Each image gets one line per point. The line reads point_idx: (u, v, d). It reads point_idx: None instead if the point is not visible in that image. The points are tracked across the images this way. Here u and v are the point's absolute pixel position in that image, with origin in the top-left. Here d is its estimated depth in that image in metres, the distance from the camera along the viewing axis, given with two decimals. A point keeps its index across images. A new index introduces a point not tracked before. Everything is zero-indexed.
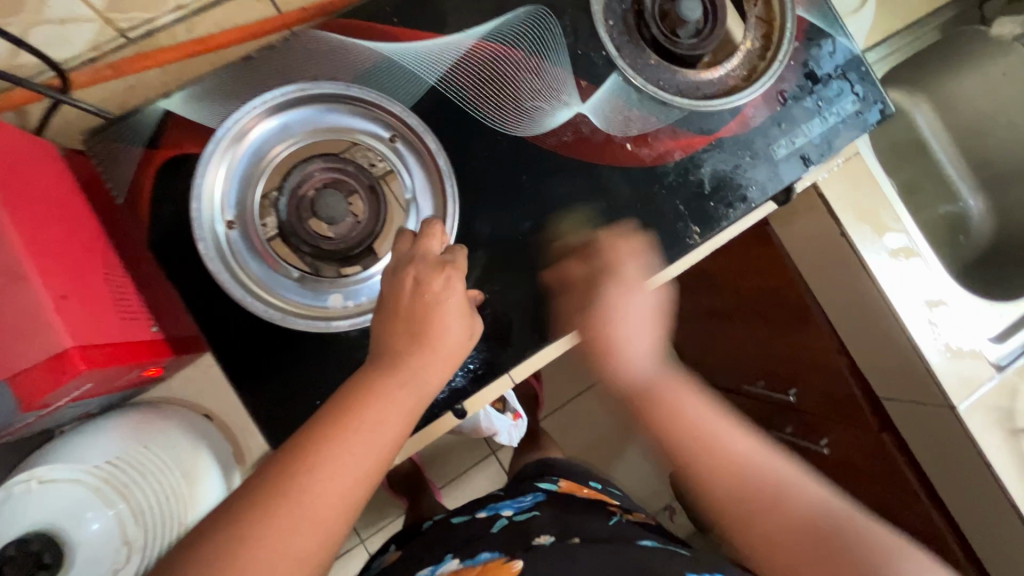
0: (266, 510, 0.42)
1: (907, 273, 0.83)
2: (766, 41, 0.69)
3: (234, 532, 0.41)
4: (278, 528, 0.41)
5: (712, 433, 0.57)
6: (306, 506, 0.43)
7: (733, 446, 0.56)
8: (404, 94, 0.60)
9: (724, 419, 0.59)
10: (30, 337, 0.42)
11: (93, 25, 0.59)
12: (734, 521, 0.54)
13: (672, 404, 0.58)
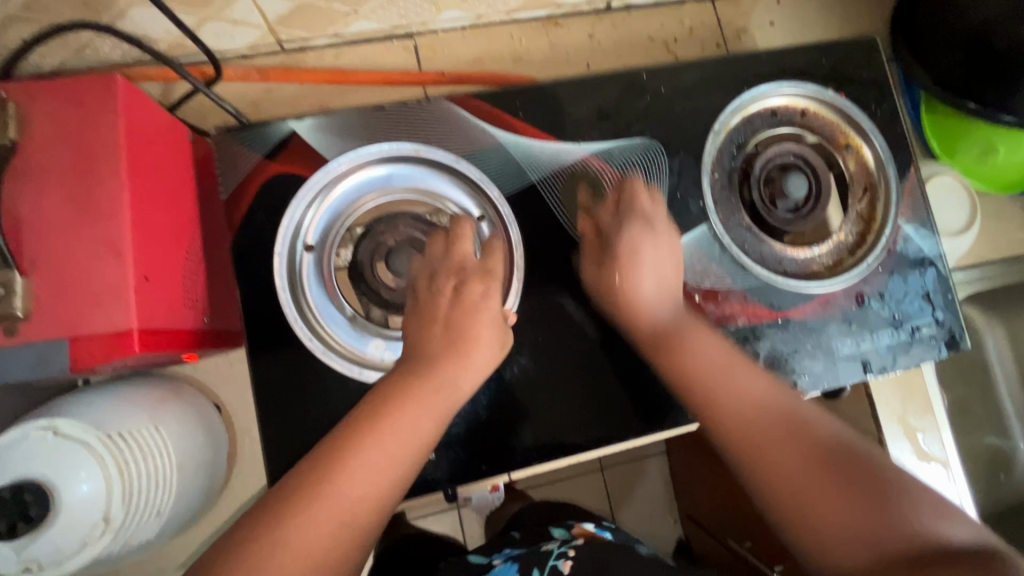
0: (295, 506, 0.42)
1: None
2: (860, 238, 0.69)
3: (276, 535, 0.41)
4: (317, 522, 0.42)
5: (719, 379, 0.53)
6: (341, 506, 0.44)
7: (719, 363, 0.54)
8: (504, 182, 0.63)
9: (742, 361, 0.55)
10: (107, 307, 0.45)
11: (259, 31, 0.68)
12: (780, 491, 0.47)
13: (715, 398, 0.52)
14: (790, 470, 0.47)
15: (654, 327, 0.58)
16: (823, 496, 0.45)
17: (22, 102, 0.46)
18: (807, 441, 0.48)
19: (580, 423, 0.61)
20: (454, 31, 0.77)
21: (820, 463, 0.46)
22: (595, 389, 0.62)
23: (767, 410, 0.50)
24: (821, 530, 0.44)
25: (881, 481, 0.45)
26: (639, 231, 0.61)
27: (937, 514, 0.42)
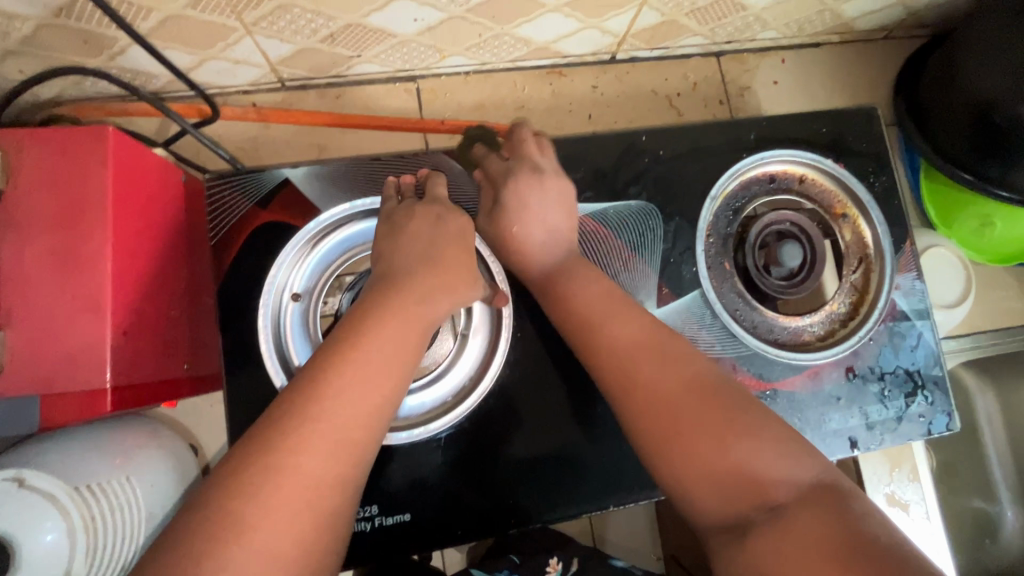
0: (275, 460, 0.39)
1: None
2: (853, 309, 0.69)
3: (239, 519, 0.37)
4: (290, 497, 0.38)
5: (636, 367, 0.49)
6: (306, 484, 0.39)
7: (636, 342, 0.51)
8: (496, 239, 0.62)
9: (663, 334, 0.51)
10: (81, 362, 0.44)
11: (260, 70, 0.67)
12: (659, 435, 0.46)
13: (594, 343, 0.52)
14: (662, 397, 0.47)
15: (540, 272, 0.59)
16: (697, 435, 0.45)
17: (11, 152, 0.46)
18: (677, 385, 0.47)
19: (560, 489, 0.60)
20: (457, 77, 0.77)
21: (679, 394, 0.47)
22: (579, 455, 0.60)
23: (644, 345, 0.50)
24: (695, 467, 0.44)
25: (730, 409, 0.46)
26: (527, 188, 0.60)
27: (780, 454, 0.43)
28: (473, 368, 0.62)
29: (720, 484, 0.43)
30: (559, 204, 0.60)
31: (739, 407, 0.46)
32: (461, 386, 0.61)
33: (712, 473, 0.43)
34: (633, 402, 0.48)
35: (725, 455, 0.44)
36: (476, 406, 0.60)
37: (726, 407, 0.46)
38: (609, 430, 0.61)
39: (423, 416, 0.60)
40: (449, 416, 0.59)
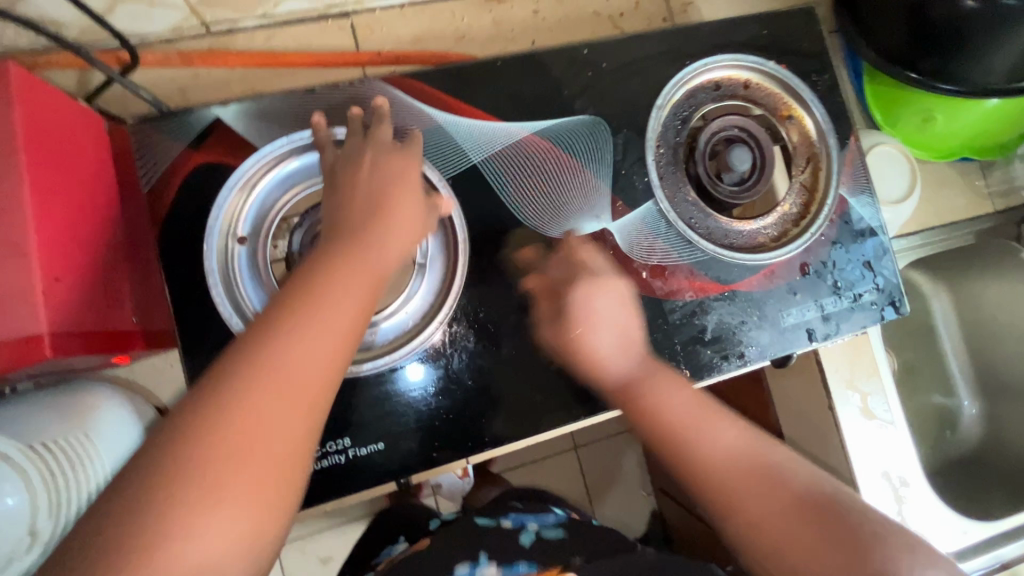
0: (229, 377, 0.38)
1: (877, 443, 0.81)
2: (804, 209, 0.70)
3: (191, 437, 0.36)
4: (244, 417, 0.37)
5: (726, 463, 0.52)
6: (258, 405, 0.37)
7: (719, 440, 0.53)
8: (446, 164, 0.61)
9: (719, 410, 0.56)
10: (9, 310, 0.42)
11: (181, 12, 0.66)
12: (696, 484, 0.52)
13: (690, 442, 0.54)
14: (770, 499, 0.49)
15: (619, 382, 0.59)
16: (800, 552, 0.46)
17: None
18: (784, 488, 0.49)
19: (530, 404, 0.61)
20: (392, 11, 0.74)
21: (778, 511, 0.48)
22: (543, 371, 0.61)
23: (738, 456, 0.52)
24: (790, 560, 0.46)
25: (846, 529, 0.45)
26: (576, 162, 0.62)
27: (918, 560, 0.43)
28: (435, 298, 0.61)
29: None
30: (618, 307, 0.61)
31: (857, 524, 0.46)
32: (425, 315, 0.61)
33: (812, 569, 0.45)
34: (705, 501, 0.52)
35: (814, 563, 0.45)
36: (439, 334, 0.60)
37: (846, 528, 0.45)
38: (595, 358, 0.59)
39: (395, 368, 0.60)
40: (413, 344, 0.59)
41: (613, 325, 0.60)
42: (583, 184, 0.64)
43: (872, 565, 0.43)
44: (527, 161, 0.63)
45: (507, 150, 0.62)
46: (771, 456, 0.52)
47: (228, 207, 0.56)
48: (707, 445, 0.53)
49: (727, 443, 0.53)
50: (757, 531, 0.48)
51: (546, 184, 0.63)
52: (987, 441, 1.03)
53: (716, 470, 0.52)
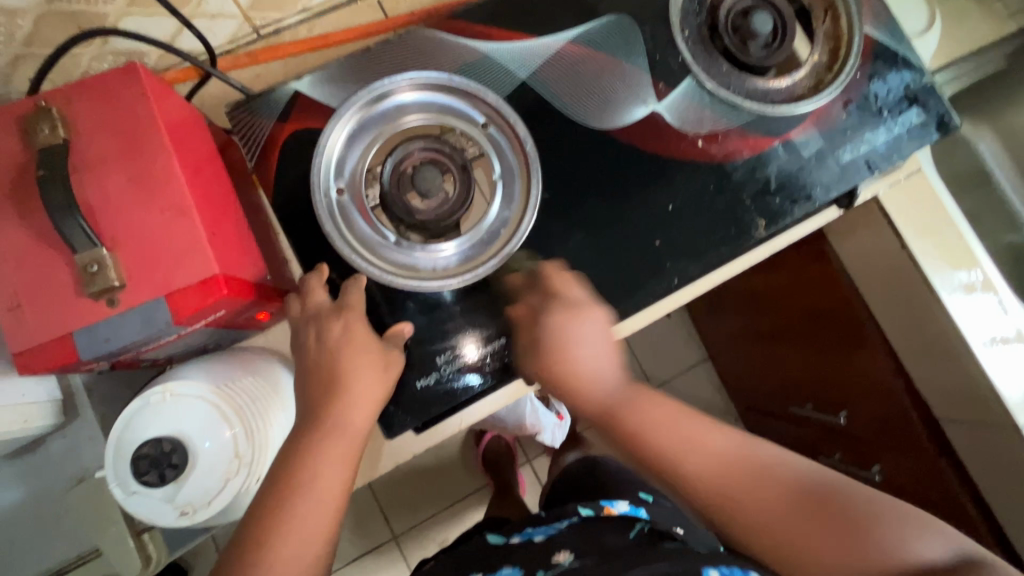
0: None
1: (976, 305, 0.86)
2: (833, 55, 0.74)
3: None
4: None
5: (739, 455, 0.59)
6: None
7: (713, 448, 0.60)
8: (500, 84, 0.67)
9: (702, 414, 0.63)
10: (185, 262, 0.50)
11: (235, 21, 0.72)
12: (716, 499, 0.57)
13: (678, 464, 0.59)
14: (772, 496, 0.56)
15: (607, 404, 0.63)
16: (822, 542, 0.54)
17: (63, 107, 0.51)
18: (781, 482, 0.57)
19: (626, 281, 0.65)
20: None
21: (787, 505, 0.56)
22: (629, 249, 0.66)
23: (726, 463, 0.59)
24: (799, 556, 0.54)
25: (838, 516, 0.54)
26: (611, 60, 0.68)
27: (912, 532, 0.52)
28: (516, 208, 0.67)
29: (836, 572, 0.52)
30: (600, 331, 0.63)
31: (850, 509, 0.54)
32: (510, 224, 0.67)
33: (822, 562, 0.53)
34: (731, 527, 0.57)
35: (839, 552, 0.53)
36: (529, 236, 0.65)
37: (838, 511, 0.55)
38: (578, 367, 0.62)
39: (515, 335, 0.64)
40: (507, 247, 0.64)
41: (597, 342, 0.63)
42: (624, 75, 0.68)
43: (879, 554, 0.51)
44: (568, 69, 0.68)
45: (546, 62, 0.68)
46: (765, 454, 0.59)
47: (322, 163, 0.63)
48: (732, 518, 0.57)
49: (723, 439, 0.61)
50: (758, 533, 0.56)
51: (590, 83, 0.68)
52: None
53: (709, 454, 0.59)
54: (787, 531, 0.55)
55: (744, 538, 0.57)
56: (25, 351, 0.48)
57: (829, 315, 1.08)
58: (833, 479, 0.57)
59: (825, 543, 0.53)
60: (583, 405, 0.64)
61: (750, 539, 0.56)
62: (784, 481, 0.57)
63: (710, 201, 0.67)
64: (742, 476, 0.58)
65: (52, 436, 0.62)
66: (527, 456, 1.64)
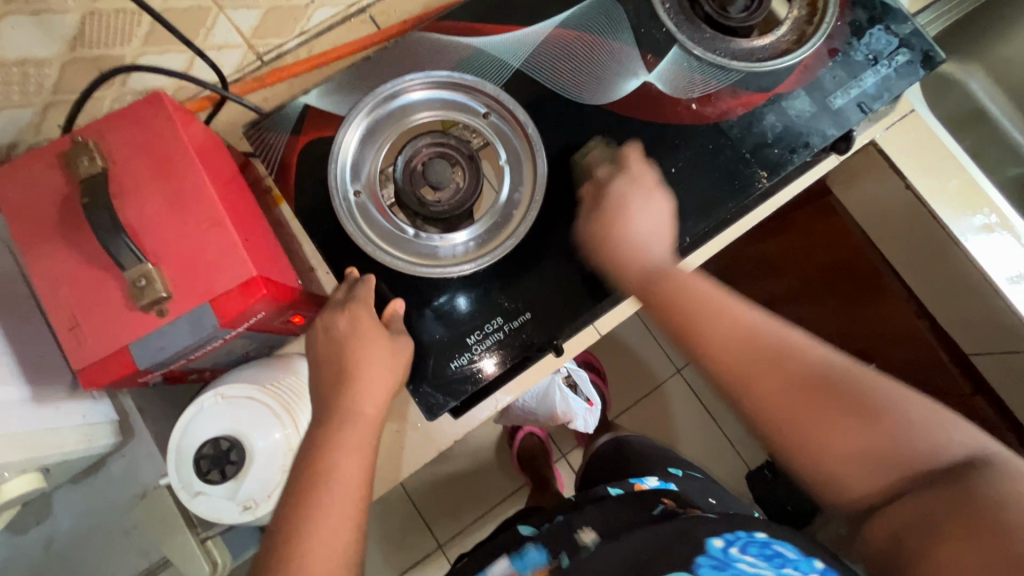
0: None
1: (997, 246, 0.83)
2: (812, 8, 0.76)
3: None
4: None
5: (795, 346, 0.64)
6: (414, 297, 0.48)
7: (734, 321, 0.65)
8: (496, 75, 0.70)
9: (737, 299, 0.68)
10: (225, 267, 0.53)
11: (240, 50, 0.75)
12: (740, 377, 0.63)
13: (711, 333, 0.65)
14: (792, 389, 0.62)
15: (653, 268, 0.67)
16: (828, 433, 0.59)
17: (98, 140, 0.55)
18: (804, 369, 0.62)
19: (639, 247, 0.67)
20: None
21: (789, 390, 0.61)
22: (637, 216, 0.68)
23: (755, 339, 0.64)
24: (831, 457, 0.59)
25: (859, 408, 0.60)
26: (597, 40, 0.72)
27: (937, 426, 0.58)
28: (525, 190, 0.70)
29: (864, 462, 0.58)
30: (661, 216, 0.67)
31: (864, 401, 0.60)
32: (521, 206, 0.69)
33: (850, 456, 0.58)
34: (763, 404, 0.62)
35: (847, 443, 0.59)
36: (540, 214, 0.68)
37: (853, 406, 0.60)
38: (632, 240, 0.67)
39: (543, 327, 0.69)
40: (523, 227, 0.67)
41: (656, 209, 0.67)
42: (611, 52, 0.71)
43: (912, 446, 0.57)
44: (556, 53, 0.71)
45: (535, 49, 0.71)
46: (794, 339, 0.65)
47: (338, 167, 0.66)
48: (793, 354, 0.63)
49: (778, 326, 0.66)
50: (801, 431, 0.60)
51: (578, 63, 0.71)
52: None
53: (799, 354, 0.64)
54: (801, 393, 0.61)
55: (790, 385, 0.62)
56: (85, 367, 0.51)
57: (844, 268, 1.10)
58: (844, 365, 0.63)
59: (841, 442, 0.59)
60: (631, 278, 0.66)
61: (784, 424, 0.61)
62: (812, 369, 0.62)
63: (709, 161, 0.69)
64: (773, 345, 0.64)
65: (111, 457, 0.65)
66: (561, 452, 1.66)
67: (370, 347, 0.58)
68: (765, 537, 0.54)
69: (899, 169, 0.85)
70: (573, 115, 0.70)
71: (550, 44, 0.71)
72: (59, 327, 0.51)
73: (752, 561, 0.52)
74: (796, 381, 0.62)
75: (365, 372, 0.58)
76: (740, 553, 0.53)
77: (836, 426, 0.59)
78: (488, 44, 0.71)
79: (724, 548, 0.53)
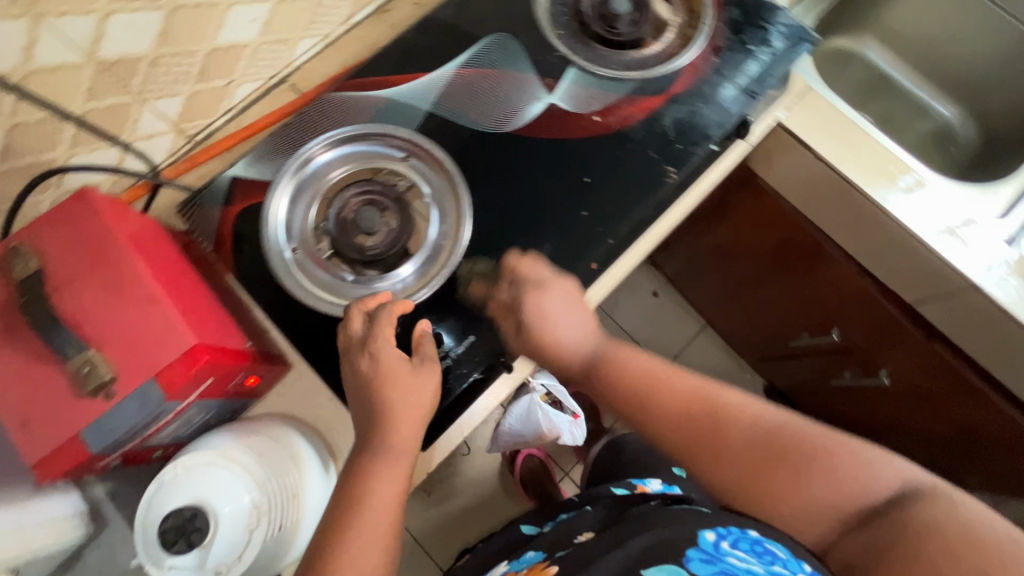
0: None
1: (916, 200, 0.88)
2: (691, 13, 0.82)
3: None
4: None
5: (715, 397, 0.65)
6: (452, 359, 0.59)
7: (669, 399, 0.65)
8: (408, 119, 0.75)
9: (664, 366, 0.68)
10: (165, 342, 0.55)
11: (169, 135, 0.80)
12: (696, 447, 0.63)
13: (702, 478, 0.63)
14: (745, 446, 0.61)
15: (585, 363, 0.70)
16: (783, 489, 0.59)
17: (31, 242, 0.57)
18: (742, 438, 0.62)
19: (567, 256, 0.71)
20: (315, 58, 0.90)
21: (751, 456, 0.61)
22: (562, 227, 0.72)
23: (692, 398, 0.65)
24: (798, 515, 0.58)
25: (813, 461, 0.59)
26: (498, 72, 0.77)
27: (890, 467, 0.58)
28: (453, 220, 0.73)
29: (824, 516, 0.58)
30: (570, 304, 0.68)
31: (814, 456, 0.59)
32: (452, 236, 0.72)
33: (813, 512, 0.58)
34: (723, 486, 0.62)
35: (821, 495, 0.58)
36: (471, 240, 0.71)
37: (804, 461, 0.59)
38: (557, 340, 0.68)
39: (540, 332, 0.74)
40: (455, 255, 0.71)
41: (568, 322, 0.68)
42: (512, 81, 0.76)
43: (863, 492, 0.57)
44: (461, 90, 0.76)
45: (441, 91, 0.76)
46: (727, 398, 0.64)
47: (270, 232, 0.70)
48: (735, 481, 0.61)
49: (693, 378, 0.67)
50: (759, 493, 0.60)
51: (483, 96, 0.76)
52: (982, 128, 1.15)
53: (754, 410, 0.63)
54: (755, 462, 0.60)
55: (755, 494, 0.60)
56: (39, 461, 0.53)
57: (787, 243, 1.15)
58: (780, 420, 0.62)
59: (812, 499, 0.58)
60: (573, 347, 0.68)
61: (739, 489, 0.61)
62: (771, 427, 0.62)
63: (620, 166, 0.73)
64: (707, 412, 0.64)
65: (87, 548, 0.66)
66: (562, 471, 1.66)
67: (383, 351, 0.62)
68: (756, 535, 0.54)
69: (809, 145, 0.90)
70: (487, 145, 0.74)
71: (455, 83, 0.76)
72: (11, 426, 0.53)
73: (742, 556, 0.51)
74: (753, 455, 0.61)
75: (371, 377, 0.61)
76: (731, 547, 0.52)
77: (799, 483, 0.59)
78: (397, 93, 0.76)
79: (715, 542, 0.52)
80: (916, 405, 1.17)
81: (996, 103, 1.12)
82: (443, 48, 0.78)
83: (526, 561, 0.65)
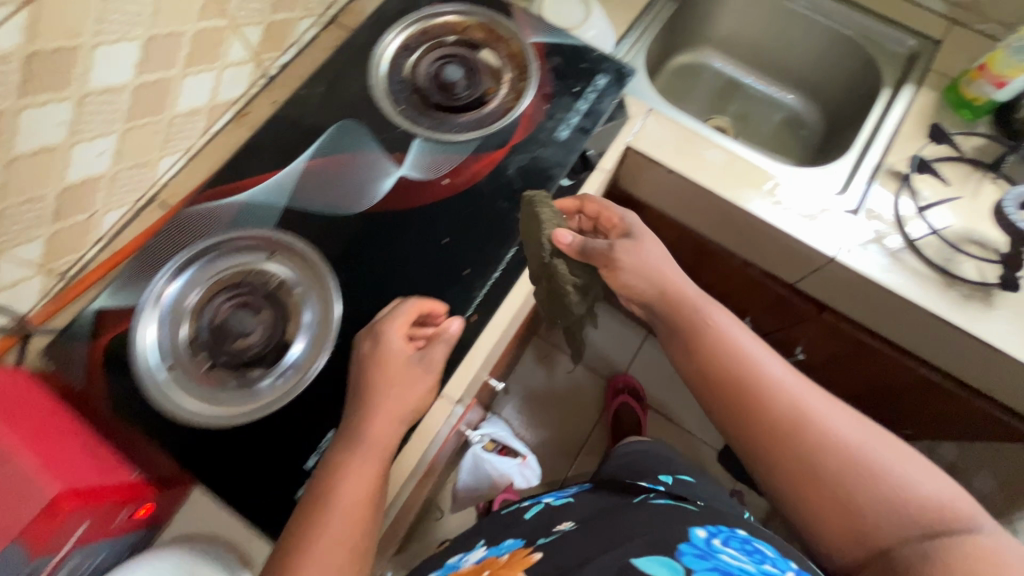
0: None
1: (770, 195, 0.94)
2: (520, 67, 0.89)
3: None
4: None
5: (780, 392, 0.65)
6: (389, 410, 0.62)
7: (729, 376, 0.67)
8: (267, 218, 0.77)
9: (750, 342, 0.70)
10: (22, 500, 0.53)
11: (37, 279, 0.80)
12: (756, 428, 0.65)
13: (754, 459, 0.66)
14: (804, 436, 0.62)
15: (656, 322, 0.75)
16: (827, 489, 0.60)
17: None
18: (801, 435, 0.62)
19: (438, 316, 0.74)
20: (182, 172, 0.93)
21: (807, 451, 0.62)
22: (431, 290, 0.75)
23: (755, 381, 0.66)
24: (841, 512, 0.59)
25: (863, 460, 0.60)
26: (347, 156, 0.81)
27: (933, 482, 0.59)
28: (323, 304, 0.75)
29: (870, 512, 0.58)
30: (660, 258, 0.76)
31: (866, 455, 0.60)
32: (325, 319, 0.74)
33: (859, 508, 0.59)
34: (774, 468, 0.64)
35: (865, 496, 0.59)
36: (344, 320, 0.73)
37: (855, 460, 0.60)
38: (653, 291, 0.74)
39: (562, 303, 0.79)
40: (330, 336, 0.73)
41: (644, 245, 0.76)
42: (362, 161, 0.81)
43: (904, 504, 0.57)
44: (312, 181, 0.79)
45: (294, 185, 0.79)
46: (798, 393, 0.65)
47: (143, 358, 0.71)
48: (785, 460, 0.63)
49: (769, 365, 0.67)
50: (799, 487, 0.62)
51: (333, 183, 0.79)
52: (825, 109, 1.27)
53: (799, 406, 0.64)
54: (791, 457, 0.62)
55: (800, 476, 0.62)
56: None
57: (680, 249, 1.21)
58: (829, 425, 0.63)
59: (852, 495, 0.59)
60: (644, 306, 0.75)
61: (780, 477, 0.63)
62: (824, 425, 0.63)
63: (475, 220, 0.77)
64: (769, 395, 0.65)
65: None
66: None
67: (390, 335, 0.67)
68: (744, 534, 0.57)
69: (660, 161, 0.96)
70: (349, 226, 0.77)
71: (307, 173, 0.80)
72: None
73: (735, 552, 0.53)
74: (801, 447, 0.62)
75: (369, 361, 0.66)
76: (722, 544, 0.54)
77: (842, 481, 0.60)
78: (254, 194, 0.79)
79: (707, 539, 0.55)
80: (836, 372, 1.22)
81: (829, 87, 1.24)
82: (293, 144, 0.82)
83: (503, 548, 0.67)
